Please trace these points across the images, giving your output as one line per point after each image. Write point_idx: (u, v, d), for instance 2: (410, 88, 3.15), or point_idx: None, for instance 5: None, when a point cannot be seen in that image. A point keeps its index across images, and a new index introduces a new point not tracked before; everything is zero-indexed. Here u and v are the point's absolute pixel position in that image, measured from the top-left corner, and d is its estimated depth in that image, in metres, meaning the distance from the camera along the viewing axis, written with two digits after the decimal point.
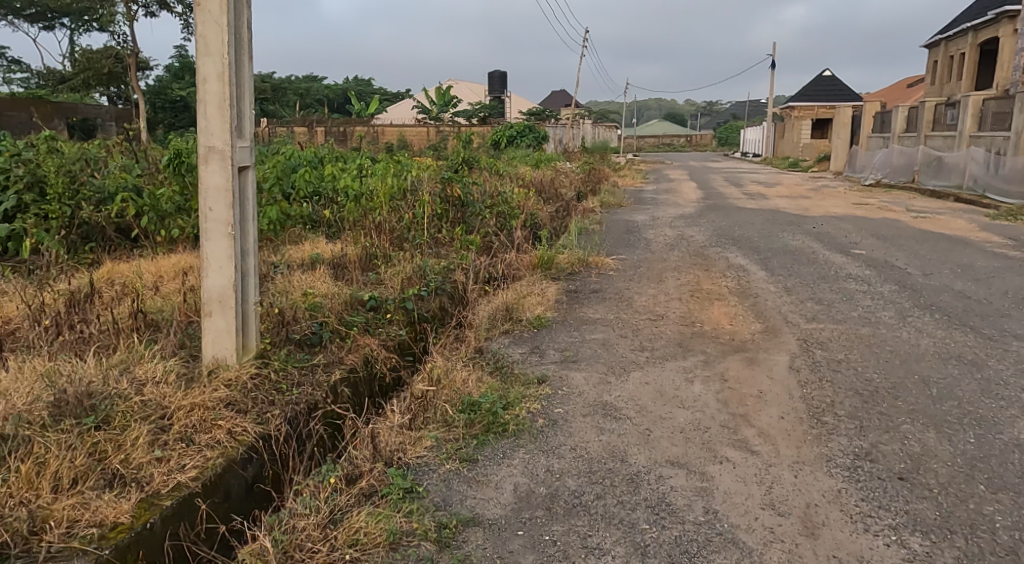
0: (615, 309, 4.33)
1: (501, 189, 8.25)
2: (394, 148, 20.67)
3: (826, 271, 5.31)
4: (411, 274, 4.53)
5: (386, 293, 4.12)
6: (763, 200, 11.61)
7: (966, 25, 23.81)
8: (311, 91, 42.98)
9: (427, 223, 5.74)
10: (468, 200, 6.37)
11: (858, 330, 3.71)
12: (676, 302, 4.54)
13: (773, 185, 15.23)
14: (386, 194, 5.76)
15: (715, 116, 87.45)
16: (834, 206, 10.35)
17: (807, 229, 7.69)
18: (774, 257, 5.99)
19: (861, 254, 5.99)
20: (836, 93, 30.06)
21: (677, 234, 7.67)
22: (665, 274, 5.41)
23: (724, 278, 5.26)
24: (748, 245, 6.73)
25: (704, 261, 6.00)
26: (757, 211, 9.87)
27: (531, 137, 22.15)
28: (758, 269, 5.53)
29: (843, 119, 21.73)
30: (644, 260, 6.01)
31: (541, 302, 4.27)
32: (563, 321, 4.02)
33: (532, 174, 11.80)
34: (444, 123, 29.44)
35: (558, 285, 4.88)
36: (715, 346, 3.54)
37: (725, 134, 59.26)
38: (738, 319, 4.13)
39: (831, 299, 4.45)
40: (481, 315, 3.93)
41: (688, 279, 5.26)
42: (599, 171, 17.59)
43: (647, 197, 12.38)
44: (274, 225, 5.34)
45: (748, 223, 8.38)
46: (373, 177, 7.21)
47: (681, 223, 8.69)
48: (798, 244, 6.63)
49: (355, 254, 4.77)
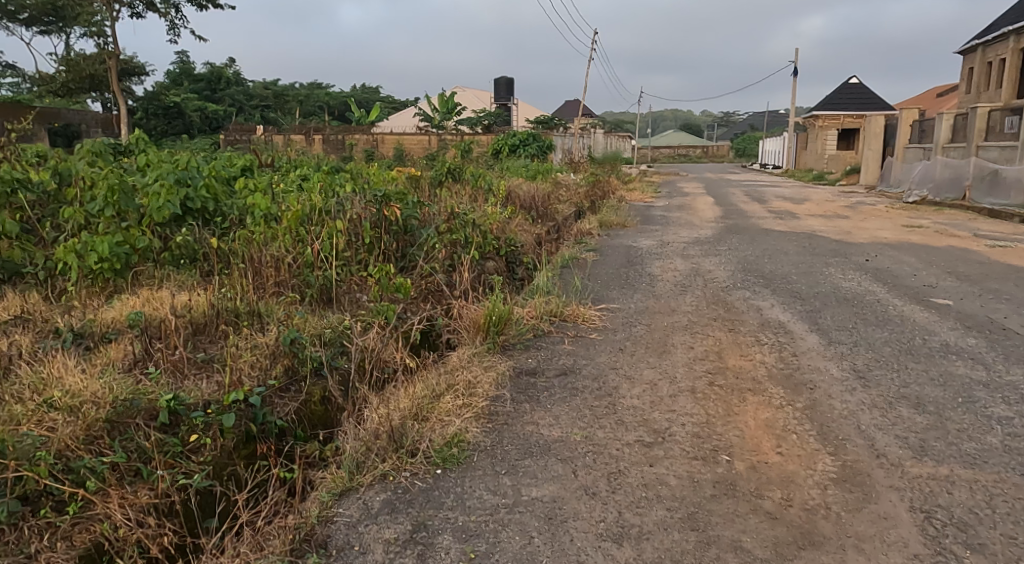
0: (589, 413, 2.72)
1: (471, 209, 6.67)
2: (385, 159, 19.22)
3: (908, 338, 3.66)
4: (274, 353, 2.92)
5: (207, 391, 2.50)
6: (792, 220, 9.94)
7: (1007, 28, 21.92)
8: (314, 97, 41.78)
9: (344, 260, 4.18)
10: (410, 226, 4.81)
11: (1013, 485, 2.10)
12: (685, 396, 2.93)
13: (801, 200, 13.53)
14: (294, 218, 4.24)
15: (733, 126, 85.43)
16: (880, 230, 8.67)
17: (858, 263, 6.04)
18: (823, 308, 4.37)
19: (948, 308, 4.33)
20: (863, 101, 28.16)
21: (691, 267, 6.06)
22: (673, 338, 3.79)
23: (756, 346, 3.65)
24: (784, 286, 5.08)
25: (727, 312, 4.37)
26: (787, 235, 8.20)
27: (534, 146, 20.58)
28: (805, 332, 3.90)
29: (874, 129, 19.94)
30: (645, 310, 4.40)
31: (469, 405, 2.64)
32: (496, 445, 2.40)
33: (524, 188, 10.23)
34: (446, 131, 27.94)
35: (508, 362, 3.26)
36: (758, 525, 1.93)
37: (743, 145, 57.36)
38: (785, 437, 2.52)
39: (937, 398, 2.82)
40: (351, 439, 2.29)
41: (705, 347, 3.64)
42: (604, 183, 15.97)
43: (657, 216, 10.74)
44: (120, 260, 3.84)
45: (779, 253, 6.74)
46: (301, 191, 5.65)
47: (696, 250, 7.06)
48: (851, 287, 4.99)
49: (202, 316, 3.19)
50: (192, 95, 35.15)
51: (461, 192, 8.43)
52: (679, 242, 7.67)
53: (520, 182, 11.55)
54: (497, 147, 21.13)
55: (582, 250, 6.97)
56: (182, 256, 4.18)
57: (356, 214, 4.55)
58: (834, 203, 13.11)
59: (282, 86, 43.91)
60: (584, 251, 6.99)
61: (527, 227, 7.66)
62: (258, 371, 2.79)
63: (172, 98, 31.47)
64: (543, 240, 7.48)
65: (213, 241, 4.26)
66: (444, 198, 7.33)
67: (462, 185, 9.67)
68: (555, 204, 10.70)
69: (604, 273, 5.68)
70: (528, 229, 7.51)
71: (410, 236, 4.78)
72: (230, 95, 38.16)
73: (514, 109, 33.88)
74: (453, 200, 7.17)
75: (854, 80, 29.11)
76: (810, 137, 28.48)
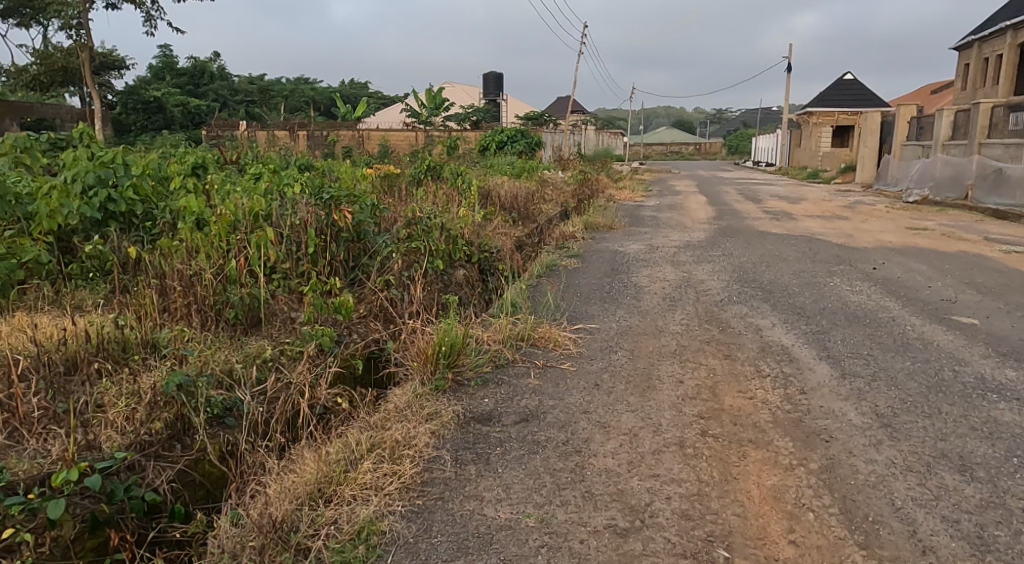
0: (551, 481, 2.14)
1: (440, 212, 6.12)
2: (367, 156, 18.64)
3: (936, 370, 3.11)
4: (151, 405, 2.29)
5: (43, 470, 1.93)
6: (789, 222, 9.40)
7: (1004, 23, 21.45)
8: (300, 93, 41.03)
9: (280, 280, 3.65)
10: (367, 232, 4.34)
11: None
12: (671, 453, 2.37)
13: (796, 200, 13.02)
14: (226, 226, 3.71)
15: (725, 123, 85.03)
16: (883, 233, 8.13)
17: (865, 272, 5.50)
18: (832, 329, 3.82)
19: (975, 329, 3.78)
20: (857, 98, 27.69)
21: (682, 277, 5.50)
22: (658, 368, 3.24)
23: (757, 380, 3.10)
24: (786, 301, 4.53)
25: (721, 334, 3.83)
26: (785, 239, 7.66)
27: (521, 143, 19.98)
28: (813, 360, 3.35)
29: (870, 126, 19.46)
30: (628, 331, 3.84)
31: (393, 473, 2.08)
32: (419, 537, 1.85)
33: (505, 187, 9.65)
34: (433, 127, 27.33)
35: (456, 405, 2.69)
36: None
37: (736, 142, 56.87)
38: (801, 518, 1.95)
39: (986, 457, 2.26)
40: (221, 537, 1.74)
41: (695, 382, 3.09)
42: (593, 181, 15.40)
43: (647, 217, 10.18)
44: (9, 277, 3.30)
45: (778, 259, 6.19)
46: (249, 188, 5.08)
47: (688, 256, 6.50)
48: (861, 302, 4.45)
49: (73, 347, 2.54)
50: (174, 90, 34.33)
51: (436, 192, 7.84)
52: (670, 246, 7.12)
53: (502, 181, 10.96)
54: (484, 143, 20.52)
55: (564, 256, 6.41)
56: (90, 269, 3.64)
57: (300, 218, 4.06)
58: (832, 202, 12.60)
59: (268, 81, 43.16)
60: (566, 256, 6.43)
61: (506, 231, 7.09)
62: (134, 425, 2.22)
63: (152, 93, 30.66)
64: (522, 246, 6.94)
65: (131, 252, 3.73)
66: (413, 200, 6.76)
67: (439, 184, 9.09)
68: (539, 204, 10.13)
69: (585, 284, 5.12)
70: (506, 234, 6.94)
71: (365, 243, 4.33)
72: (213, 90, 37.35)
73: (503, 105, 33.26)
74: (423, 201, 6.60)
75: (848, 76, 28.62)
76: (804, 134, 28.01)
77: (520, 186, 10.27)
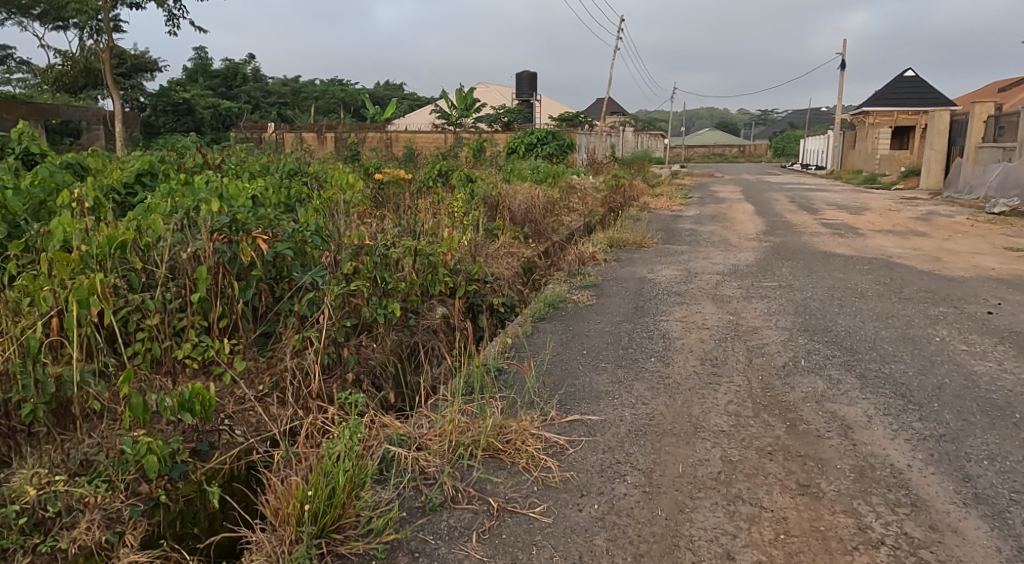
0: None
1: (419, 236, 4.98)
2: (388, 159, 17.71)
3: None
4: None
5: None
6: (855, 238, 8.00)
7: None
8: (333, 95, 40.55)
9: (142, 351, 2.57)
10: (293, 270, 3.22)
11: None
12: None
13: (859, 209, 11.53)
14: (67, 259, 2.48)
15: (771, 124, 82.34)
16: (975, 255, 6.67)
17: (977, 317, 4.12)
18: (965, 433, 2.50)
19: None
20: (919, 95, 25.70)
21: (728, 322, 4.19)
22: (694, 518, 1.99)
23: (865, 555, 1.81)
24: (878, 372, 3.20)
25: (789, 434, 2.55)
26: (855, 262, 6.27)
27: (552, 144, 18.69)
28: (952, 504, 2.04)
29: (938, 126, 17.80)
30: (646, 430, 2.58)
31: None
32: None
33: (520, 198, 8.42)
34: (464, 129, 26.31)
35: None
36: None
37: (782, 143, 54.55)
38: None
39: None
40: None
41: (757, 552, 1.82)
42: (627, 187, 14.04)
43: (686, 232, 8.88)
44: None
45: (852, 295, 4.84)
46: (169, 196, 3.95)
47: (736, 288, 5.18)
48: (993, 375, 3.10)
49: None
50: (206, 93, 34.12)
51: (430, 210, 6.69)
52: (712, 272, 5.83)
53: (522, 190, 9.72)
54: (513, 146, 19.32)
55: (571, 287, 5.16)
56: None
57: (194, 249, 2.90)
58: (900, 214, 11.06)
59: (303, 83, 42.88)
60: (575, 287, 5.19)
61: (502, 255, 5.90)
62: None
63: (181, 95, 30.25)
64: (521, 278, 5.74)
65: None
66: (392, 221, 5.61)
67: (443, 195, 7.91)
68: (560, 220, 8.90)
69: (594, 334, 3.89)
70: (502, 260, 5.75)
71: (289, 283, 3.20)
72: (245, 92, 37.01)
73: (537, 106, 32.10)
74: (403, 223, 5.44)
75: (909, 72, 26.65)
76: (860, 135, 26.14)
77: (540, 196, 9.02)
